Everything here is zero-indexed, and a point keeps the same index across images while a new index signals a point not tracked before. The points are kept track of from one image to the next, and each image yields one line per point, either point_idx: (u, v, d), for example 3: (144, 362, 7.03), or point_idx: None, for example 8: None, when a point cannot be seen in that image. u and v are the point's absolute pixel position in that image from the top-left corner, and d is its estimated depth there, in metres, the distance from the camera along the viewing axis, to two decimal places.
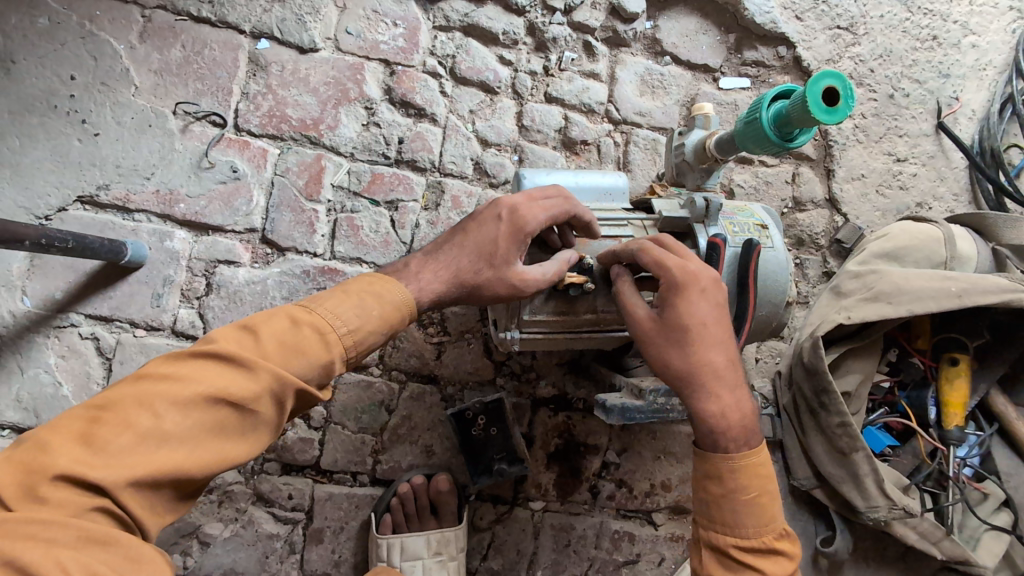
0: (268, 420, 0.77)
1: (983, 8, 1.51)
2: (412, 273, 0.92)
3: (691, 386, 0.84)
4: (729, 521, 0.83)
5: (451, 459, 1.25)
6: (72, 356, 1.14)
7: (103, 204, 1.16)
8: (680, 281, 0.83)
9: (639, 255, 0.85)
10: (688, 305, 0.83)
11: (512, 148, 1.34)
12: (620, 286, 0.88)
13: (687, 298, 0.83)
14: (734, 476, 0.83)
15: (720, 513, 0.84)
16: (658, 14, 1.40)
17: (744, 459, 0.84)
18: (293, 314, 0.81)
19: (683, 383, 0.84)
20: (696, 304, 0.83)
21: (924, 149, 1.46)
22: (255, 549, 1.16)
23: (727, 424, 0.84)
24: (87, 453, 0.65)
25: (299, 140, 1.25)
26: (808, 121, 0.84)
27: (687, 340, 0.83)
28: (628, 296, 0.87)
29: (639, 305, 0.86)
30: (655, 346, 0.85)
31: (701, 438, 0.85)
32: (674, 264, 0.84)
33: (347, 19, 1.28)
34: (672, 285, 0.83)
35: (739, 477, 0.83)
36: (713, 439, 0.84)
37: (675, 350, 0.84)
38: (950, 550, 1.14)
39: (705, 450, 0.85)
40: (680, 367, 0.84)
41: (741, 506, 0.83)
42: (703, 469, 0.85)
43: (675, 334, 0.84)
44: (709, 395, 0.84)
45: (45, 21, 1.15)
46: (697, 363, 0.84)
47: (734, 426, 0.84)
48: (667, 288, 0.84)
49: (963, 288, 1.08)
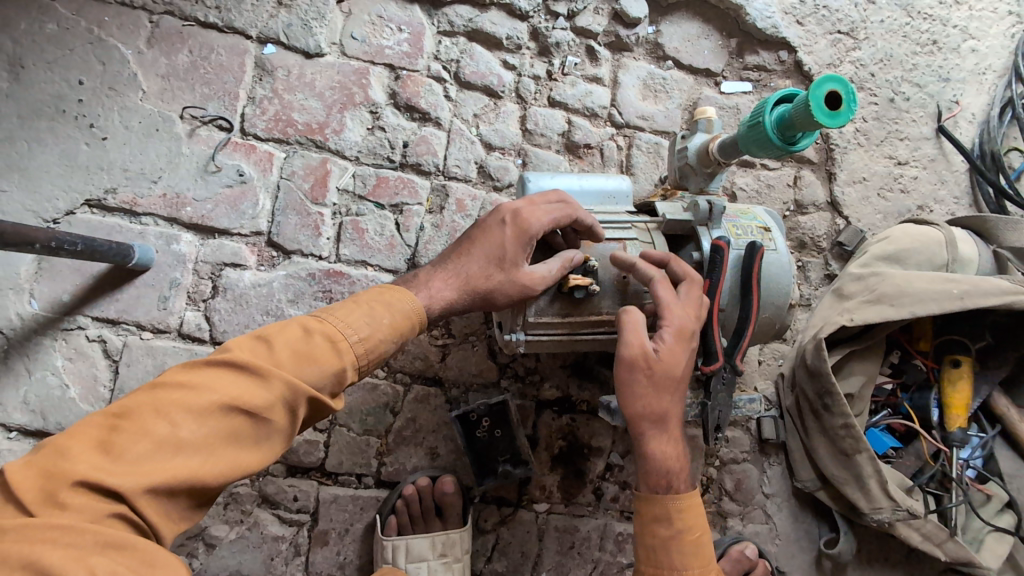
0: (281, 429, 0.77)
1: (982, 13, 1.52)
2: (423, 282, 0.95)
3: (651, 426, 0.91)
4: (672, 562, 0.90)
5: (456, 460, 1.26)
6: (78, 358, 1.14)
7: (111, 207, 1.17)
8: (683, 330, 0.89)
9: (656, 286, 0.89)
10: (681, 354, 0.90)
11: (516, 151, 1.35)
12: (630, 315, 0.90)
13: (681, 346, 0.90)
14: (680, 515, 0.91)
15: (664, 555, 0.91)
16: (660, 18, 1.42)
17: (687, 499, 0.92)
18: (305, 323, 0.83)
19: (645, 423, 0.91)
20: (684, 355, 0.90)
21: (925, 152, 1.47)
22: (260, 551, 1.16)
23: (678, 467, 0.92)
24: (105, 460, 0.66)
25: (305, 144, 1.26)
26: (811, 125, 0.85)
27: (665, 387, 0.90)
28: (632, 327, 0.90)
29: (643, 336, 0.89)
30: (638, 381, 0.89)
31: (655, 480, 0.92)
32: (680, 312, 0.90)
33: (353, 24, 1.29)
34: (675, 329, 0.89)
35: (684, 517, 0.91)
36: (666, 480, 0.91)
37: (651, 393, 0.90)
38: (954, 552, 1.15)
39: (657, 491, 0.92)
40: (650, 409, 0.90)
41: (684, 545, 0.90)
42: (650, 510, 0.92)
43: (659, 377, 0.89)
44: (663, 438, 0.91)
45: (54, 26, 1.16)
46: (663, 409, 0.90)
47: (683, 469, 0.93)
48: (671, 332, 0.89)
49: (966, 290, 1.09)
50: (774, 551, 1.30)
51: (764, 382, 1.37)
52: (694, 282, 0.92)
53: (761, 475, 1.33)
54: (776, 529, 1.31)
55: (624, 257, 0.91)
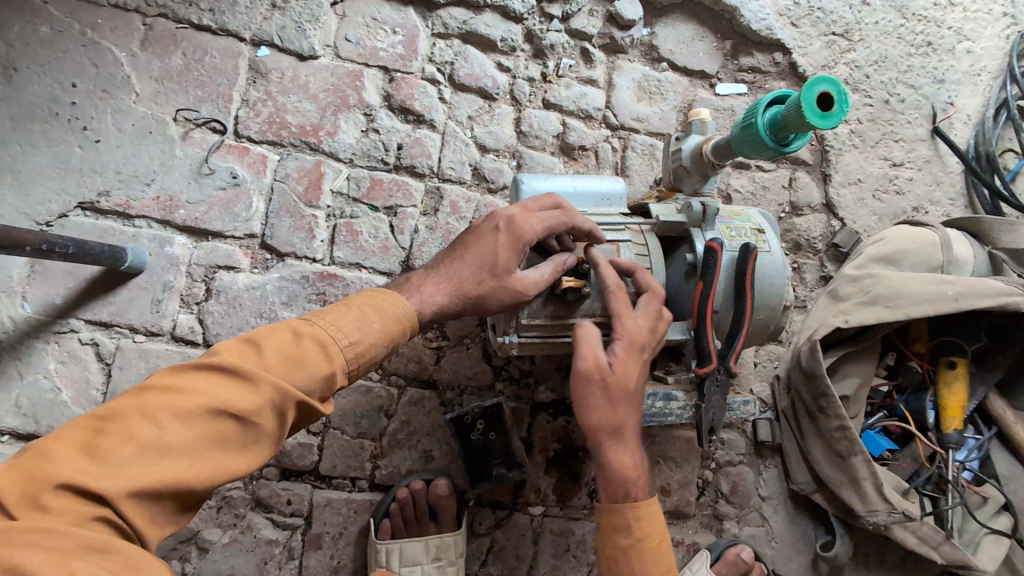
0: (269, 433, 0.77)
1: (977, 15, 1.52)
2: (414, 287, 0.94)
3: (608, 438, 0.91)
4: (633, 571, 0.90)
5: (450, 463, 1.25)
6: (71, 362, 1.14)
7: (104, 210, 1.17)
8: (638, 343, 0.90)
9: (612, 297, 0.90)
10: (634, 367, 0.90)
11: (511, 153, 1.35)
12: (586, 328, 0.91)
13: (633, 359, 0.90)
14: (639, 524, 0.91)
15: (624, 563, 0.91)
16: (655, 20, 1.42)
17: (645, 507, 0.92)
18: (295, 327, 0.83)
19: (601, 435, 0.91)
20: (637, 368, 0.90)
21: (920, 154, 1.46)
22: (253, 555, 1.16)
23: (635, 476, 0.93)
24: (90, 463, 0.66)
25: (298, 146, 1.25)
26: (803, 126, 0.85)
27: (620, 399, 0.90)
28: (589, 340, 0.91)
29: (596, 348, 0.90)
30: (594, 393, 0.90)
31: (613, 488, 0.92)
32: (633, 325, 0.90)
33: (347, 27, 1.29)
34: (626, 342, 0.89)
35: (643, 525, 0.91)
36: (623, 490, 0.92)
37: (607, 405, 0.90)
38: (950, 554, 1.14)
39: (615, 500, 0.92)
40: (609, 421, 0.91)
41: (644, 554, 0.91)
42: (610, 521, 0.92)
43: (614, 390, 0.90)
44: (620, 448, 0.92)
45: (47, 29, 1.16)
46: (620, 420, 0.91)
47: (641, 477, 0.93)
48: (622, 345, 0.89)
49: (960, 292, 1.09)
50: (771, 553, 1.29)
51: (759, 385, 1.37)
52: (654, 297, 0.93)
53: (757, 478, 1.32)
54: (772, 532, 1.30)
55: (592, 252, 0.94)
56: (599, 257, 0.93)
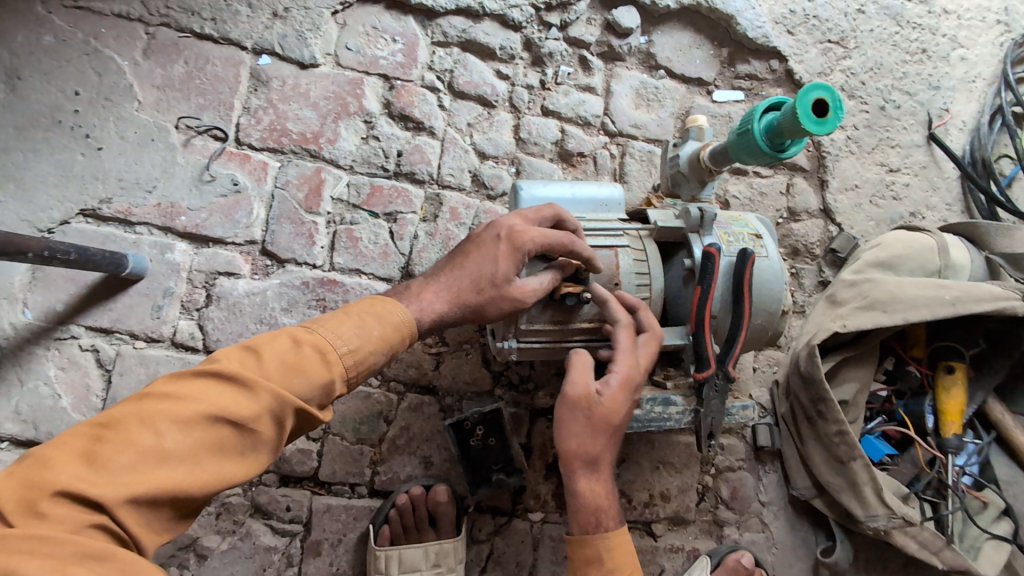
0: (267, 441, 0.77)
1: (971, 23, 1.54)
2: (413, 294, 0.95)
3: (582, 467, 0.92)
4: None
5: (449, 469, 1.25)
6: (71, 367, 1.14)
7: (105, 217, 1.17)
8: (632, 382, 0.91)
9: (617, 332, 0.92)
10: (620, 404, 0.91)
11: (509, 160, 1.35)
12: (580, 357, 0.94)
13: (623, 395, 0.91)
14: (611, 554, 0.92)
15: None
16: (652, 28, 1.43)
17: (616, 536, 0.93)
18: (295, 334, 0.83)
19: (576, 463, 0.92)
20: (625, 405, 0.92)
21: (916, 160, 1.47)
22: (252, 562, 1.15)
23: (607, 505, 0.94)
24: (89, 470, 0.66)
25: (299, 153, 1.26)
26: (799, 132, 0.86)
27: (602, 431, 0.91)
28: (582, 368, 0.93)
29: (588, 377, 0.92)
30: (576, 420, 0.91)
31: (586, 517, 0.93)
32: (631, 363, 0.91)
33: (347, 35, 1.30)
34: (621, 377, 0.90)
35: (614, 556, 0.92)
36: (595, 519, 0.93)
37: (587, 434, 0.91)
38: (951, 560, 1.14)
39: (587, 530, 0.93)
40: (586, 452, 0.91)
41: None
42: (583, 553, 0.93)
43: (598, 420, 0.91)
44: (593, 478, 0.93)
45: (51, 38, 1.17)
46: (596, 453, 0.92)
47: (613, 507, 0.95)
48: (616, 380, 0.90)
49: (957, 296, 1.10)
50: (772, 560, 1.29)
51: (759, 390, 1.37)
52: (655, 337, 0.94)
53: (757, 483, 1.32)
54: (773, 538, 1.30)
55: (602, 289, 0.93)
56: (605, 294, 0.93)
